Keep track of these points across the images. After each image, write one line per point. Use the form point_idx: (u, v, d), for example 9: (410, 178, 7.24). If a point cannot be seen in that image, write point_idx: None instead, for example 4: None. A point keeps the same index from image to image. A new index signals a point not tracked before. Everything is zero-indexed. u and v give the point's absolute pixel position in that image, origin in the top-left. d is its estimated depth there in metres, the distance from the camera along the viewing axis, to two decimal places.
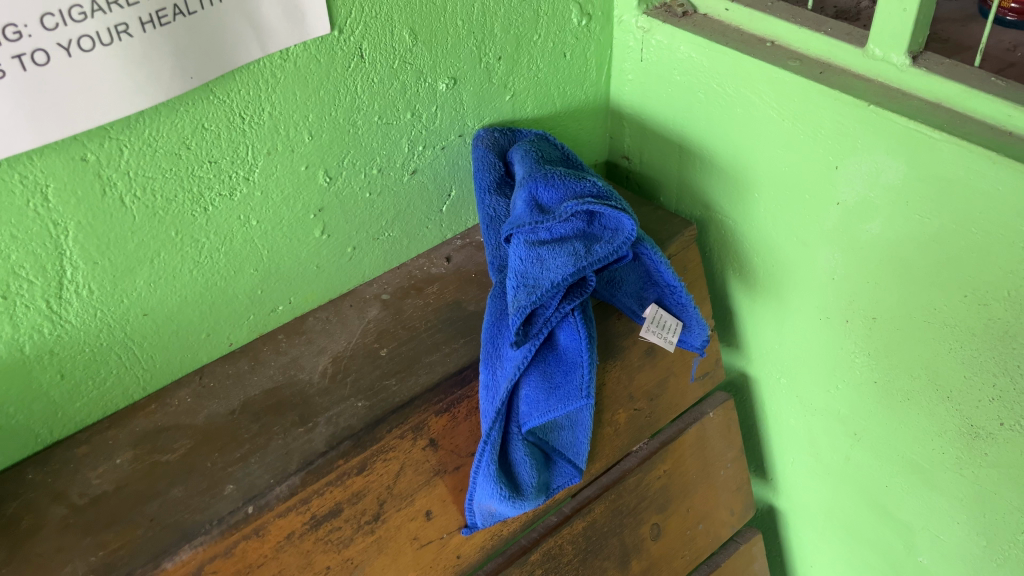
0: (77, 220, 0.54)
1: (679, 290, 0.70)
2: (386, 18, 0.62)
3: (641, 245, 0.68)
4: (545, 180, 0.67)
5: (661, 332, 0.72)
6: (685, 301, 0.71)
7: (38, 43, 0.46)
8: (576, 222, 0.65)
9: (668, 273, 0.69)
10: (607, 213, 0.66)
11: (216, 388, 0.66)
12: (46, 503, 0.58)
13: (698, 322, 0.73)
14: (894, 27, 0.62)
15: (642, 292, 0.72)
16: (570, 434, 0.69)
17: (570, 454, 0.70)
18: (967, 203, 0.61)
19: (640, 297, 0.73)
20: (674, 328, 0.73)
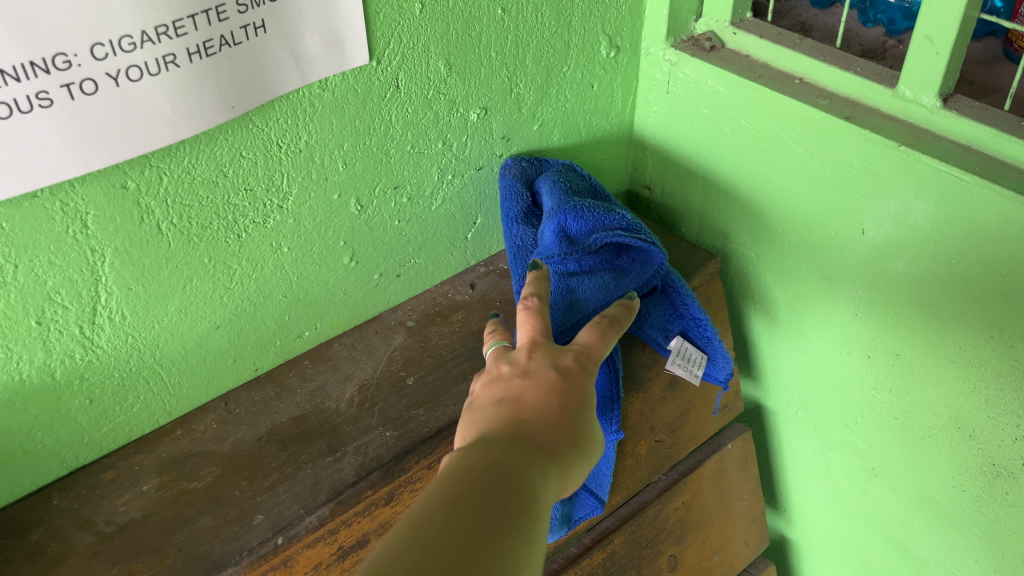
0: (113, 246, 0.54)
1: (704, 323, 0.71)
2: (422, 49, 0.62)
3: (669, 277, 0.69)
4: (574, 210, 0.67)
5: (687, 365, 0.73)
6: (710, 334, 0.72)
7: (87, 72, 0.45)
8: (605, 254, 0.66)
9: (695, 308, 0.70)
10: (637, 245, 0.66)
11: (243, 415, 0.66)
12: (72, 530, 0.57)
13: (723, 354, 0.73)
14: (925, 70, 0.63)
15: (667, 324, 0.72)
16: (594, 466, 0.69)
17: (592, 486, 0.70)
18: (994, 246, 0.61)
19: (665, 329, 0.72)
20: (699, 360, 0.73)
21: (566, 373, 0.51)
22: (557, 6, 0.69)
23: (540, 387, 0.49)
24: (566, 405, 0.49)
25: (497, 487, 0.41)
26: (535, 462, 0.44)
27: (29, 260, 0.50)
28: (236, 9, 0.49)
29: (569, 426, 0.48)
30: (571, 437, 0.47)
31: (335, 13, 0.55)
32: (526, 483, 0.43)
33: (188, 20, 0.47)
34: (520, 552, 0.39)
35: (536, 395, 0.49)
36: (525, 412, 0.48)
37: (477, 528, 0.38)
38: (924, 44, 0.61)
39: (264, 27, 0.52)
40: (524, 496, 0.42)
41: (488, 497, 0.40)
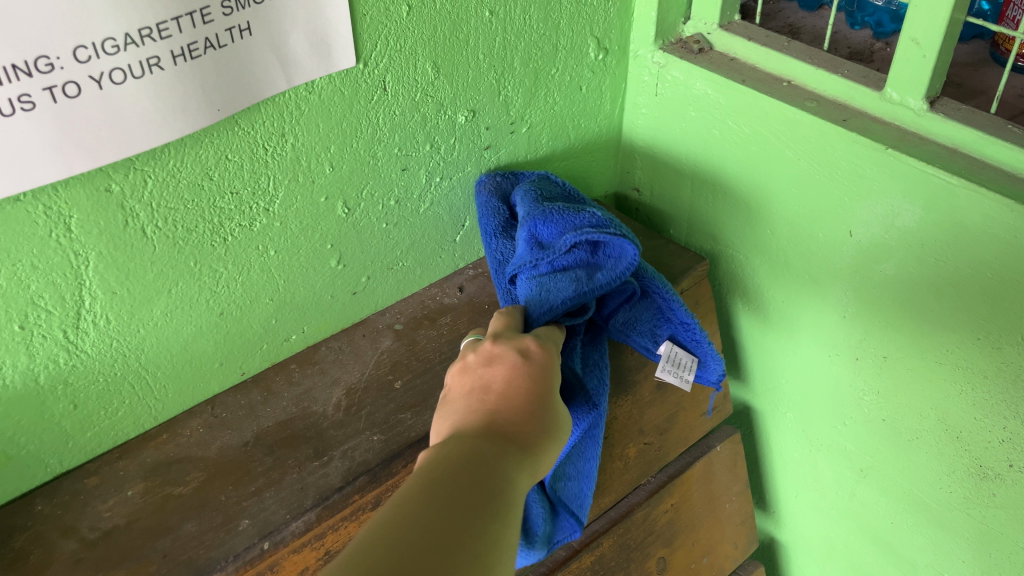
0: (97, 250, 0.53)
1: (693, 327, 0.71)
2: (410, 51, 0.62)
3: (654, 283, 0.69)
4: (547, 217, 0.66)
5: (677, 371, 0.72)
6: (699, 338, 0.72)
7: (70, 75, 0.45)
8: (580, 251, 0.64)
9: (683, 313, 0.70)
10: (609, 241, 0.64)
11: (229, 419, 0.65)
12: (56, 536, 0.57)
13: (715, 357, 0.73)
14: (911, 72, 0.63)
15: (656, 328, 0.72)
16: (576, 485, 0.67)
17: (575, 507, 0.67)
18: (980, 248, 0.61)
19: (654, 334, 0.72)
20: (689, 365, 0.73)
21: (535, 363, 0.50)
22: (545, 8, 0.69)
23: (509, 380, 0.48)
24: (537, 391, 0.48)
25: (467, 488, 0.40)
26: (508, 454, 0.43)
27: (12, 264, 0.50)
28: (220, 10, 0.49)
29: (544, 412, 0.47)
30: (548, 421, 0.47)
31: (321, 16, 0.55)
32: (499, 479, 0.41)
33: (173, 22, 0.47)
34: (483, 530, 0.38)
35: (506, 387, 0.48)
36: (494, 405, 0.47)
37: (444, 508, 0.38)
38: (911, 46, 0.62)
39: (249, 30, 0.51)
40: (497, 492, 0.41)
41: (459, 499, 0.39)
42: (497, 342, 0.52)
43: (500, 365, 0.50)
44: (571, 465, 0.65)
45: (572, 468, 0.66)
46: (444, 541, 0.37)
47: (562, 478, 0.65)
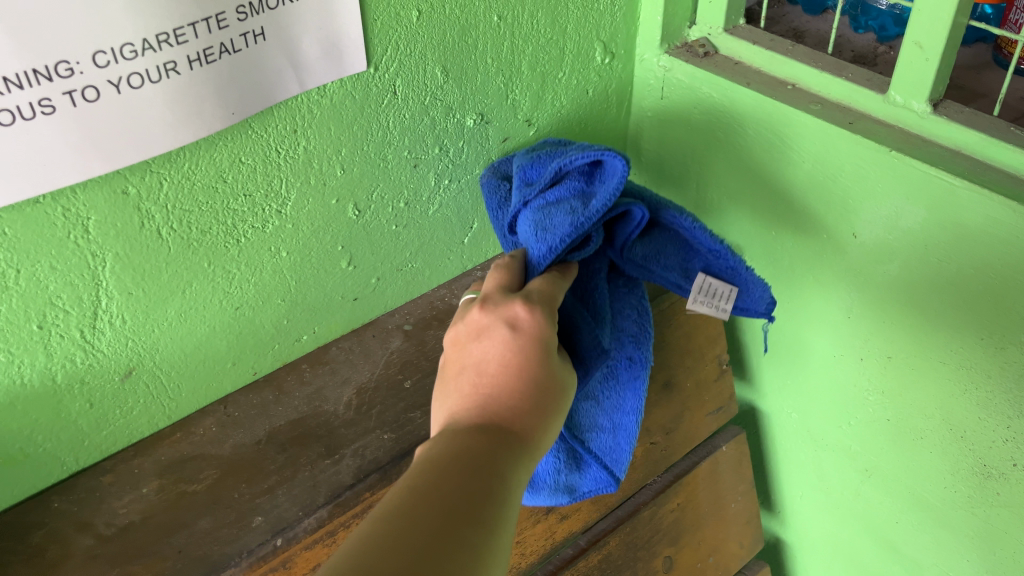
0: (114, 251, 0.54)
1: (721, 253, 0.63)
2: (419, 56, 0.63)
3: (665, 211, 0.63)
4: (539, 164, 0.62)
5: (711, 302, 0.66)
6: (733, 262, 0.63)
7: (89, 80, 0.46)
8: (571, 183, 0.59)
9: (705, 237, 0.63)
10: (601, 166, 0.58)
11: (241, 418, 0.66)
12: (72, 532, 0.58)
13: (755, 282, 0.64)
14: (914, 75, 0.63)
15: (685, 263, 0.65)
16: (610, 438, 0.67)
17: (609, 461, 0.68)
18: (983, 249, 0.62)
19: (685, 269, 0.65)
20: (728, 295, 0.65)
21: (532, 327, 0.50)
22: (552, 12, 0.70)
23: (505, 354, 0.48)
24: (533, 363, 0.48)
25: (463, 489, 0.41)
26: (503, 448, 0.45)
27: (31, 265, 0.51)
28: (235, 16, 0.50)
29: (540, 391, 0.48)
30: (544, 403, 0.48)
31: (332, 21, 0.56)
32: (494, 476, 0.43)
33: (189, 27, 0.48)
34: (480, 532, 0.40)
35: (502, 364, 0.48)
36: (489, 390, 0.47)
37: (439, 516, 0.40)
38: (914, 50, 0.62)
39: (263, 35, 0.52)
40: (492, 490, 0.42)
41: (456, 501, 0.41)
42: (489, 306, 0.51)
43: (496, 335, 0.49)
44: (601, 417, 0.67)
45: (604, 420, 0.67)
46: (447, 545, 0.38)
47: (592, 429, 0.67)
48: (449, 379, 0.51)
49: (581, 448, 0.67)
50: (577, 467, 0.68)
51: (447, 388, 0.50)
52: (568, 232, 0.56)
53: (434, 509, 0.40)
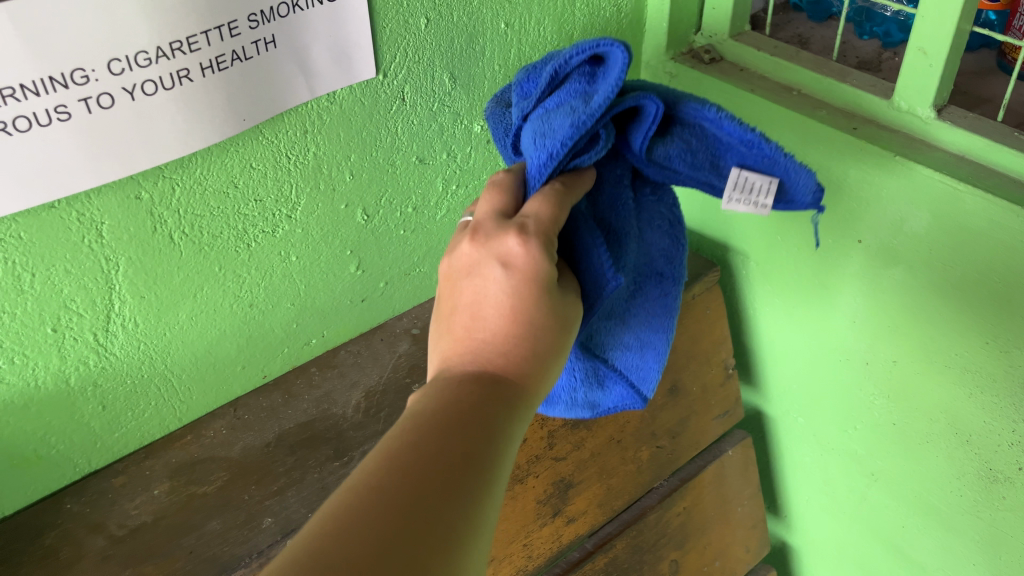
0: (127, 255, 0.55)
1: (755, 139, 0.50)
2: (428, 62, 0.64)
3: (685, 104, 0.51)
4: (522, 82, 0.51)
5: (748, 199, 0.52)
6: (772, 154, 0.50)
7: (104, 87, 0.47)
8: (571, 85, 0.47)
9: (732, 128, 0.50)
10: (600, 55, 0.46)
11: (251, 420, 0.67)
12: (84, 533, 0.59)
13: (798, 168, 0.51)
14: (918, 81, 0.64)
15: (715, 157, 0.52)
16: (638, 354, 0.58)
17: (636, 378, 0.59)
18: (989, 253, 0.62)
19: (716, 164, 0.52)
20: (767, 188, 0.52)
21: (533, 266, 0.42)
22: (559, 19, 0.71)
23: (500, 299, 0.42)
24: (531, 311, 0.42)
25: (447, 466, 0.37)
26: (496, 412, 0.40)
27: (45, 269, 0.52)
28: (247, 24, 0.51)
29: (538, 341, 0.42)
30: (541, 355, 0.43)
31: (342, 28, 0.56)
32: (483, 446, 0.39)
33: (202, 35, 0.49)
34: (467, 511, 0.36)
35: (496, 308, 0.43)
36: (483, 338, 0.43)
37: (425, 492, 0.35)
38: (918, 56, 0.63)
39: (274, 42, 0.53)
40: (480, 462, 0.38)
41: (438, 480, 0.36)
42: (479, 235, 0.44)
43: (490, 276, 0.43)
44: (630, 335, 0.57)
45: (633, 334, 0.57)
46: (428, 538, 0.34)
47: (620, 346, 0.57)
48: (442, 314, 0.45)
49: (605, 368, 0.57)
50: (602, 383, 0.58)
51: (439, 328, 0.45)
52: (568, 134, 0.44)
53: (412, 492, 0.35)
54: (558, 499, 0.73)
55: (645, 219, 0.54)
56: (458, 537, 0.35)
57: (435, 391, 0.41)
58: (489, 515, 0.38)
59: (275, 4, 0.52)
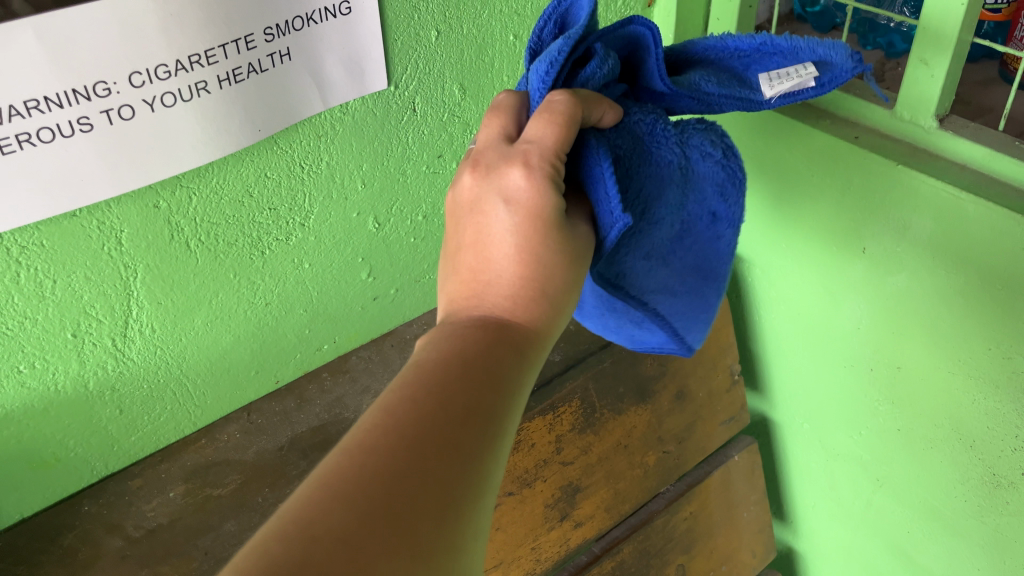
0: (145, 262, 0.56)
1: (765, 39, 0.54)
2: (438, 74, 0.65)
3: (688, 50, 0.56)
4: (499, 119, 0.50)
5: (789, 78, 0.53)
6: (788, 45, 0.53)
7: (125, 99, 0.48)
8: None
9: (740, 40, 0.55)
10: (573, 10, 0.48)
11: (264, 425, 0.69)
12: (102, 534, 0.61)
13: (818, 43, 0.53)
14: (921, 91, 0.65)
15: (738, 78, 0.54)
16: (684, 299, 0.54)
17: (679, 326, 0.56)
18: (991, 261, 0.63)
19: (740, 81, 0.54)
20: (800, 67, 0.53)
21: (540, 200, 0.41)
22: None
23: (504, 237, 0.41)
24: (538, 248, 0.41)
25: (449, 412, 0.36)
26: (501, 361, 0.39)
27: (67, 276, 0.53)
28: (263, 37, 0.52)
29: (545, 280, 0.41)
30: (550, 294, 0.42)
31: (355, 41, 0.58)
32: (486, 393, 0.37)
33: (219, 48, 0.50)
34: (471, 467, 0.35)
35: (501, 252, 0.41)
36: (489, 283, 0.42)
37: (422, 451, 0.34)
38: (920, 66, 0.64)
39: (289, 55, 0.55)
40: (484, 408, 0.37)
41: (442, 434, 0.35)
42: (480, 173, 0.42)
43: (493, 217, 0.42)
44: (675, 279, 0.53)
45: (674, 273, 0.53)
46: (429, 484, 0.33)
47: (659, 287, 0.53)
48: (449, 255, 0.45)
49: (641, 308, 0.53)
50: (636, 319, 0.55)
51: (449, 269, 0.44)
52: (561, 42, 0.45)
53: (414, 443, 0.34)
54: (566, 503, 0.74)
55: (693, 145, 0.50)
56: (462, 484, 0.34)
57: (439, 339, 0.40)
58: (495, 462, 0.37)
59: (290, 18, 0.53)
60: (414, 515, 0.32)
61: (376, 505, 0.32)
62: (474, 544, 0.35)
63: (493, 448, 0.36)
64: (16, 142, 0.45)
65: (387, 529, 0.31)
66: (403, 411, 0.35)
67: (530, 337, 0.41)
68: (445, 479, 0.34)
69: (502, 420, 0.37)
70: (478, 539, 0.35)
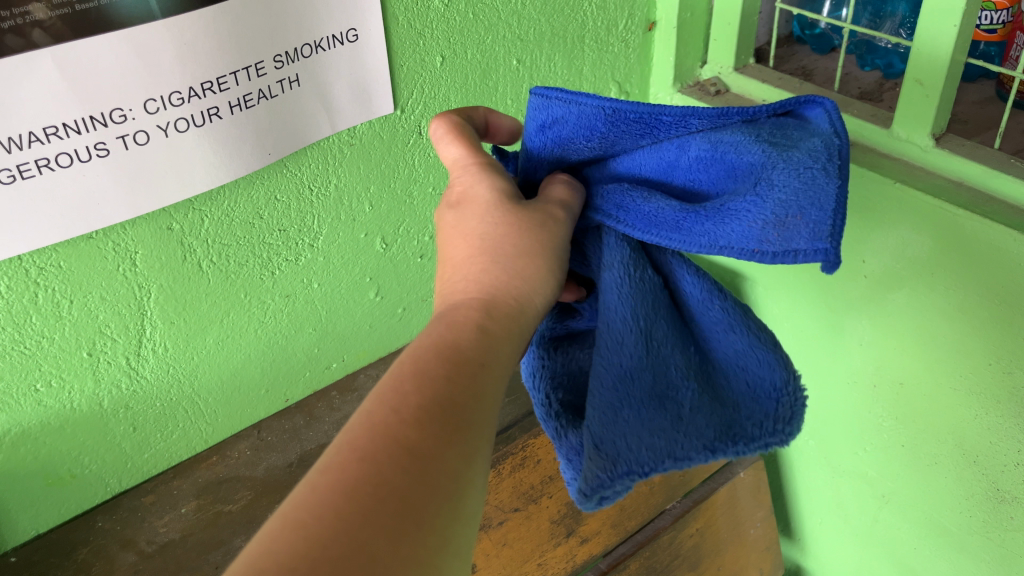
0: (159, 283, 0.58)
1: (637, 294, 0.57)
2: (443, 98, 0.67)
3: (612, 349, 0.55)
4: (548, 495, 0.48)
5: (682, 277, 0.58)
6: None
7: (141, 125, 0.50)
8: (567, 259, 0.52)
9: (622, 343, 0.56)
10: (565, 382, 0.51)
11: (274, 442, 0.70)
12: (116, 550, 0.62)
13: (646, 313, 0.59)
14: (916, 110, 0.66)
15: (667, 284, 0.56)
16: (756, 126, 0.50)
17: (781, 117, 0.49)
18: (991, 277, 0.64)
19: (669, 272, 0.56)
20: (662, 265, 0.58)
21: (467, 180, 0.46)
22: (569, 55, 0.74)
23: (449, 230, 0.46)
24: (494, 236, 0.44)
25: (401, 417, 0.35)
26: (464, 363, 0.38)
27: (83, 296, 0.55)
28: (273, 65, 0.54)
29: (495, 247, 0.44)
30: (506, 262, 0.43)
31: (361, 67, 0.60)
32: (450, 388, 0.37)
33: (231, 75, 0.52)
34: (434, 469, 0.34)
35: (462, 252, 0.45)
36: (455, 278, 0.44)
37: (376, 463, 0.33)
38: (916, 87, 0.65)
39: (298, 81, 0.56)
40: (446, 404, 0.36)
41: (395, 441, 0.34)
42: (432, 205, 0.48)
43: (451, 228, 0.46)
44: None
45: None
46: (388, 490, 0.32)
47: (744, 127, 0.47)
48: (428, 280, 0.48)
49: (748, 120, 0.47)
50: (790, 129, 0.46)
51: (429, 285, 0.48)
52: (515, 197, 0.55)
53: (368, 455, 0.33)
54: (572, 519, 0.75)
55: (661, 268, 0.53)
56: (427, 484, 0.33)
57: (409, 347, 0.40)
58: (467, 459, 0.35)
59: (299, 46, 0.55)
60: (373, 524, 0.31)
61: (328, 522, 0.31)
62: (455, 546, 0.34)
63: (463, 442, 0.36)
64: (35, 167, 0.47)
65: (341, 542, 0.30)
66: (357, 422, 0.35)
67: (502, 322, 0.41)
68: (407, 483, 0.33)
69: (467, 416, 0.37)
70: (458, 538, 0.34)
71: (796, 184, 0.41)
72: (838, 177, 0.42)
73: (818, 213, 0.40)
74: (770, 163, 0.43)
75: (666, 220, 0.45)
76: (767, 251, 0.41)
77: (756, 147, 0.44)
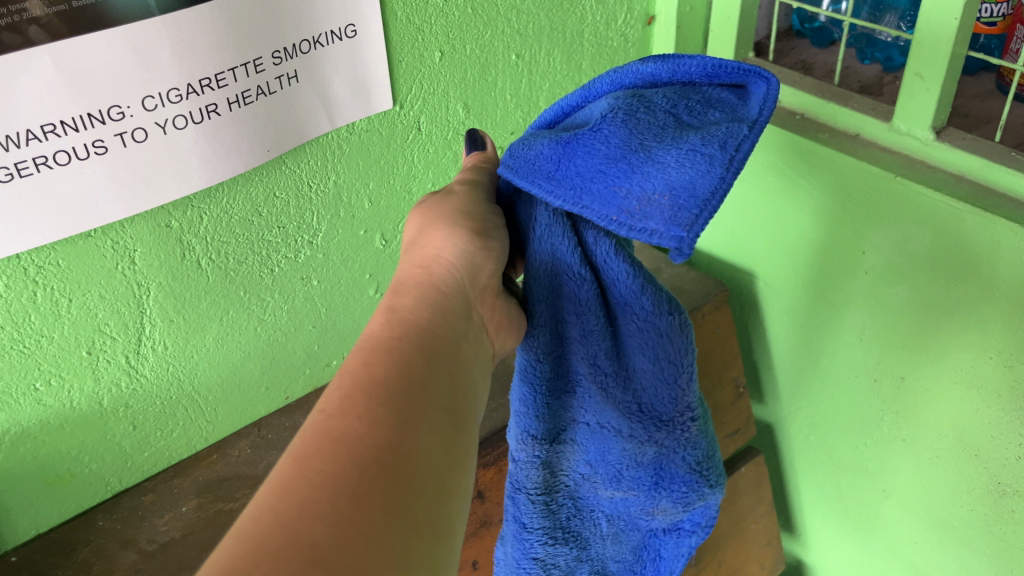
0: (158, 281, 0.58)
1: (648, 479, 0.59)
2: (442, 93, 0.67)
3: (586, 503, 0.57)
4: (515, 540, 0.56)
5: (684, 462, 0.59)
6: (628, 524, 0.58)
7: (139, 122, 0.50)
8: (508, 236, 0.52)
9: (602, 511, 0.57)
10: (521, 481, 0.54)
11: (274, 439, 0.70)
12: (117, 549, 0.62)
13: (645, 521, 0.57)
14: (917, 104, 0.66)
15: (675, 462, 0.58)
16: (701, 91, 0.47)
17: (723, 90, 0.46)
18: (992, 270, 0.63)
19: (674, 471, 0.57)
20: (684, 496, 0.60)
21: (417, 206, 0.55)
22: (568, 49, 0.74)
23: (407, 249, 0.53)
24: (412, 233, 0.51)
25: (326, 415, 0.37)
26: (380, 344, 0.42)
27: (81, 295, 0.54)
28: (271, 61, 0.54)
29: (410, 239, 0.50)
30: (417, 246, 0.49)
31: (361, 63, 0.59)
32: (370, 373, 0.40)
33: (229, 72, 0.52)
34: (359, 447, 0.36)
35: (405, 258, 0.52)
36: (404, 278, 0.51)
37: (304, 460, 0.35)
38: (916, 80, 0.65)
39: (297, 77, 0.56)
40: (367, 391, 0.39)
41: (320, 435, 0.36)
42: None
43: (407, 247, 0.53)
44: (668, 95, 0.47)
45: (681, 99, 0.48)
46: (327, 477, 0.34)
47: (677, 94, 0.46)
48: None
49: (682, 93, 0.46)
50: (713, 117, 0.44)
51: None
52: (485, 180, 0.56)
53: (299, 456, 0.35)
54: None
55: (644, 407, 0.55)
56: (359, 465, 0.35)
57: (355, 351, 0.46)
58: (398, 432, 0.37)
59: (298, 41, 0.55)
60: (315, 510, 0.33)
61: (264, 520, 0.32)
62: (411, 518, 0.35)
63: (403, 421, 0.38)
64: (33, 164, 0.47)
65: (280, 532, 0.32)
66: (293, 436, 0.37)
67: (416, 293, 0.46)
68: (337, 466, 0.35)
69: (386, 387, 0.39)
70: (408, 509, 0.35)
71: (674, 166, 0.41)
72: (724, 169, 0.40)
73: (685, 196, 0.40)
74: (664, 139, 0.42)
75: (544, 169, 0.44)
76: (625, 221, 0.41)
77: (661, 121, 0.43)
